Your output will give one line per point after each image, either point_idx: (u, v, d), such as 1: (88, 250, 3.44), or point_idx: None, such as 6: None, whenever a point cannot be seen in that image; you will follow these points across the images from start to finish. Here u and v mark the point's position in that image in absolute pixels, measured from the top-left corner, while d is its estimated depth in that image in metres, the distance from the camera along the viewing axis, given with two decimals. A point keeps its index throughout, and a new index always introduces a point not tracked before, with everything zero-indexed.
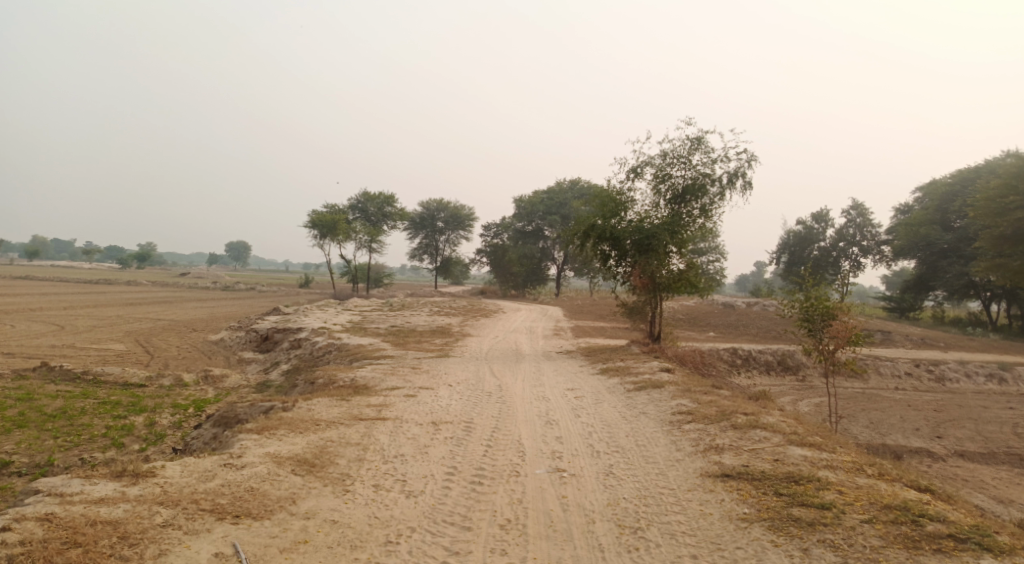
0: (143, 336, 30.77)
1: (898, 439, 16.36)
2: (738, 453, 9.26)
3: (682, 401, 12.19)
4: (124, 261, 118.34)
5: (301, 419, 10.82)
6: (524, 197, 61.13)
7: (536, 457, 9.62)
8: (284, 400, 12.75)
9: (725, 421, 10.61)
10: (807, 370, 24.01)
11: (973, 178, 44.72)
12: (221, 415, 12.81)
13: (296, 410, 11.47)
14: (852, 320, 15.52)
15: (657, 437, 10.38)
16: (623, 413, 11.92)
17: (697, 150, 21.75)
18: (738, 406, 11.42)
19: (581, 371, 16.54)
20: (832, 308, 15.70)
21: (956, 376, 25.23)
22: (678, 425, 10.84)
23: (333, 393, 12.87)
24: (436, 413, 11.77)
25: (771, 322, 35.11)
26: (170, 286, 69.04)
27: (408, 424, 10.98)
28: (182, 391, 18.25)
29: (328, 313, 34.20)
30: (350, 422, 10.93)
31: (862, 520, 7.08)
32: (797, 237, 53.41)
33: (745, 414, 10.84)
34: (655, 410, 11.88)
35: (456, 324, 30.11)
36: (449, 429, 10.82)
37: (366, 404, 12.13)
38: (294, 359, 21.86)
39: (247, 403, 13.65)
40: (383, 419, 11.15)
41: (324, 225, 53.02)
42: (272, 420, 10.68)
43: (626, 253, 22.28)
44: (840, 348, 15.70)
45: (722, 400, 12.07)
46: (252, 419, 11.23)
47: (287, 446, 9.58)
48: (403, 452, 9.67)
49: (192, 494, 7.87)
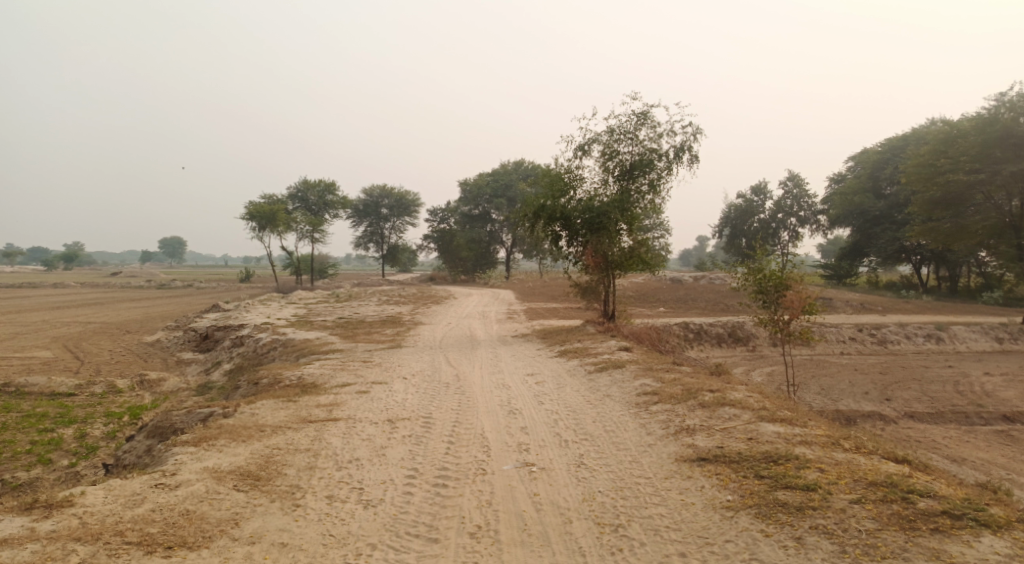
0: (72, 342, 29.07)
1: (850, 404, 16.62)
2: (710, 434, 9.06)
3: (645, 380, 11.98)
4: (50, 262, 112.63)
5: (242, 426, 10.13)
6: (469, 180, 60.39)
7: (502, 451, 9.22)
8: (225, 404, 11.99)
9: (693, 400, 10.41)
10: (757, 340, 24.30)
11: (902, 146, 46.18)
12: (157, 424, 11.95)
13: (237, 416, 10.75)
14: (805, 291, 15.59)
15: (625, 421, 10.13)
16: (588, 396, 11.63)
17: (643, 125, 21.59)
18: (703, 383, 11.26)
19: (538, 354, 16.20)
20: (786, 279, 15.73)
21: (897, 339, 26.00)
22: (645, 407, 10.61)
23: (278, 394, 12.15)
24: (391, 409, 11.23)
25: (719, 295, 35.61)
26: (101, 287, 65.85)
27: (362, 423, 10.41)
28: (117, 398, 17.17)
29: (271, 307, 32.98)
30: (299, 426, 10.29)
31: (851, 501, 6.93)
32: (738, 210, 54.32)
33: (712, 392, 10.69)
34: (618, 392, 11.63)
35: (406, 312, 29.45)
36: (407, 427, 10.31)
37: (315, 404, 11.49)
38: (237, 357, 20.89)
39: (185, 409, 12.79)
40: (335, 420, 10.56)
41: (263, 216, 51.17)
42: (210, 429, 9.95)
43: (576, 232, 22.00)
44: (795, 318, 15.76)
45: (685, 377, 11.91)
46: (189, 429, 10.47)
47: (227, 458, 8.91)
48: (358, 456, 9.12)
49: (116, 525, 7.15)
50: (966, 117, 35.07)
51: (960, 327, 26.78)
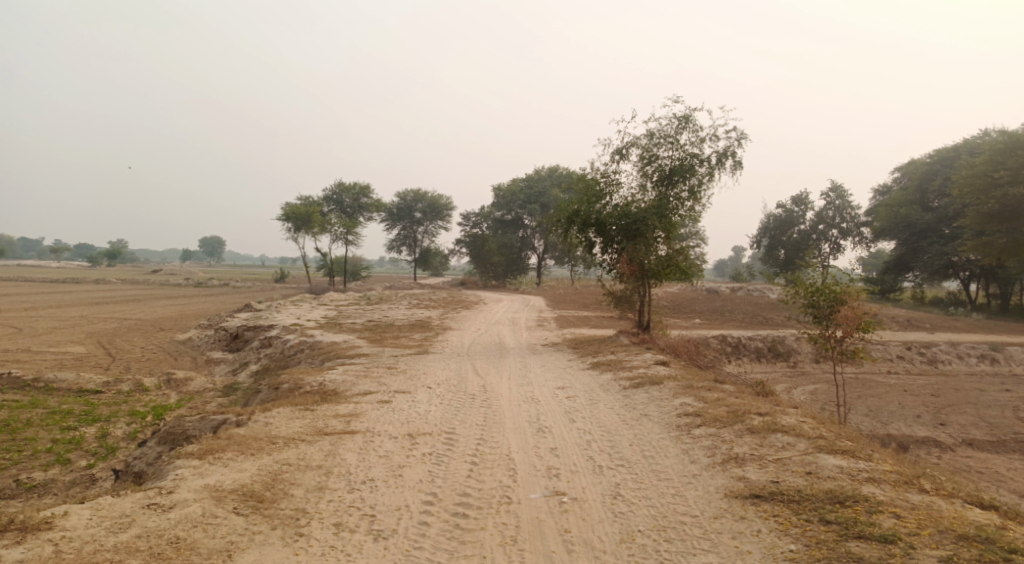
0: (106, 338, 29.27)
1: (902, 428, 15.60)
2: (763, 466, 8.32)
3: (686, 399, 11.25)
4: (96, 259, 115.68)
5: (252, 437, 9.70)
6: (503, 185, 60.01)
7: (530, 477, 8.61)
8: (240, 411, 11.58)
9: (740, 424, 9.66)
10: (799, 356, 23.28)
11: (952, 157, 44.42)
12: (170, 429, 11.59)
13: (250, 426, 10.32)
14: (862, 307, 14.64)
15: (665, 446, 9.44)
16: (623, 415, 10.93)
17: (684, 128, 20.88)
18: (750, 405, 10.51)
19: (570, 365, 15.54)
20: (840, 294, 14.80)
21: (948, 358, 24.72)
22: (687, 430, 9.89)
23: (296, 402, 11.72)
24: (413, 422, 10.70)
25: (757, 307, 34.51)
26: (138, 284, 66.91)
27: (380, 438, 9.90)
28: (142, 397, 17.00)
29: (302, 308, 32.86)
30: (313, 438, 9.82)
31: (938, 560, 6.15)
32: (777, 221, 52.85)
33: (761, 415, 9.93)
34: (657, 411, 10.92)
35: (436, 316, 29.05)
36: (428, 443, 9.76)
37: (333, 414, 11.01)
38: (263, 359, 20.65)
39: (200, 415, 12.43)
40: (352, 433, 10.06)
41: (299, 217, 51.38)
42: (218, 440, 9.52)
43: (612, 239, 21.30)
44: (849, 335, 14.82)
45: (729, 397, 11.15)
46: (199, 438, 10.06)
47: (231, 475, 8.47)
48: (374, 476, 8.60)
49: (95, 554, 6.72)
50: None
51: (1015, 348, 25.38)
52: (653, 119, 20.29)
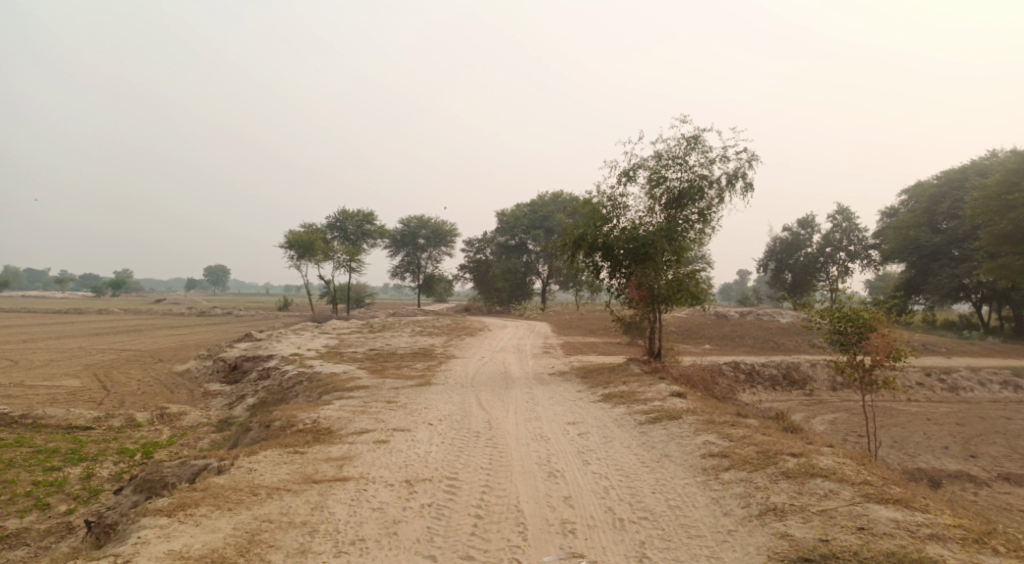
0: (102, 369, 28.57)
1: (931, 461, 14.76)
2: (807, 520, 7.58)
3: (709, 437, 10.50)
4: (100, 288, 115.81)
5: (230, 488, 8.98)
6: (507, 211, 59.73)
7: (541, 534, 7.85)
8: (223, 454, 10.85)
9: (773, 467, 8.93)
10: (815, 383, 22.45)
11: (960, 179, 43.72)
12: (147, 475, 10.84)
13: (232, 474, 9.58)
14: (891, 334, 13.91)
15: (691, 494, 8.69)
16: (641, 456, 10.19)
17: (693, 150, 20.42)
18: (780, 444, 9.77)
19: (580, 397, 14.81)
20: (868, 320, 14.07)
21: (970, 385, 23.83)
22: (714, 474, 9.15)
23: (286, 443, 11.02)
24: (412, 466, 9.97)
25: (768, 332, 33.67)
26: (140, 314, 66.32)
27: (375, 486, 9.17)
28: (133, 434, 16.27)
29: (304, 337, 32.15)
30: (300, 487, 9.11)
31: None
32: (784, 244, 52.14)
33: (795, 456, 9.19)
34: (678, 452, 10.19)
35: (439, 344, 28.33)
36: (428, 492, 9.02)
37: (324, 458, 10.29)
38: (261, 392, 19.93)
39: (184, 458, 11.71)
40: (344, 480, 9.34)
41: (301, 245, 50.95)
42: (194, 493, 8.79)
43: (619, 263, 20.68)
44: (879, 363, 14.08)
45: (756, 434, 10.41)
46: (174, 489, 9.32)
47: (202, 538, 7.74)
48: (368, 535, 7.86)
49: None
50: None
51: None
52: (660, 141, 19.83)
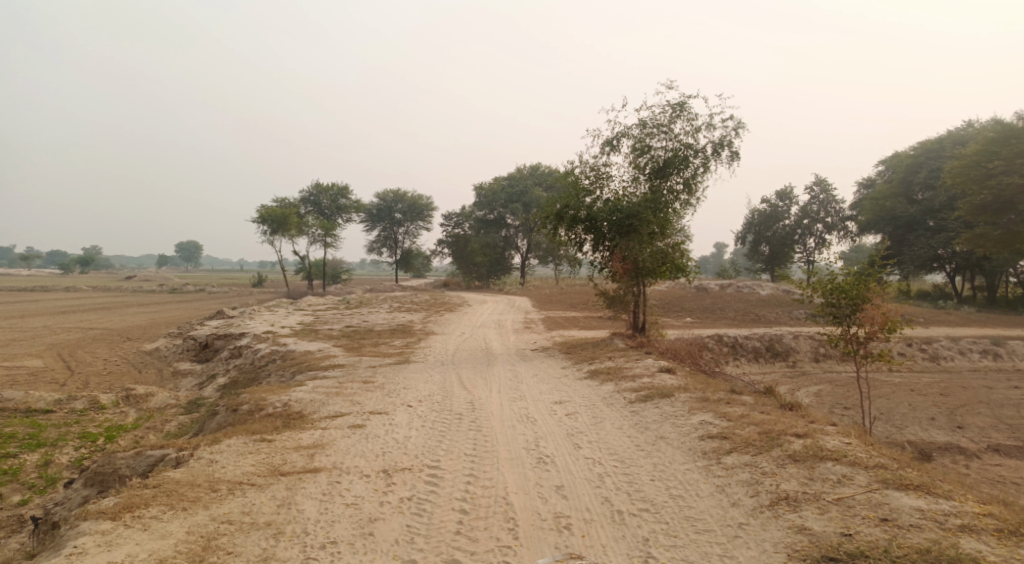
0: (67, 350, 27.52)
1: (920, 433, 14.57)
2: (823, 511, 7.21)
3: (705, 416, 10.10)
4: (68, 266, 113.16)
5: (186, 485, 8.37)
6: (484, 184, 58.85)
7: (533, 532, 7.38)
8: (182, 443, 10.19)
9: (779, 450, 8.55)
10: (798, 355, 22.25)
11: (937, 150, 43.64)
12: (101, 466, 10.16)
13: (191, 467, 8.95)
14: (886, 306, 13.59)
15: (694, 482, 8.28)
16: (636, 439, 9.75)
17: (678, 118, 19.99)
18: (784, 424, 9.39)
19: (565, 374, 14.34)
20: (863, 291, 13.70)
21: (951, 354, 23.84)
22: (716, 459, 8.74)
23: (252, 430, 10.40)
24: (390, 454, 9.41)
25: (748, 305, 33.50)
26: (109, 291, 64.61)
27: (349, 478, 8.62)
28: (96, 417, 15.52)
29: (277, 314, 31.30)
30: (266, 481, 8.52)
31: None
32: (762, 216, 51.92)
33: (801, 438, 8.81)
34: (675, 433, 9.77)
35: (418, 320, 27.68)
36: (407, 484, 8.49)
37: (293, 446, 9.70)
38: (233, 371, 19.22)
39: (142, 446, 11.03)
40: (314, 472, 8.78)
41: (275, 220, 49.66)
42: (144, 492, 8.15)
43: (602, 236, 20.19)
44: (874, 336, 13.76)
45: (755, 413, 10.03)
46: (125, 486, 8.67)
47: (151, 546, 7.13)
48: (342, 538, 7.32)
49: None
50: (1017, 118, 32.63)
51: (1016, 343, 24.63)
52: (645, 109, 19.36)
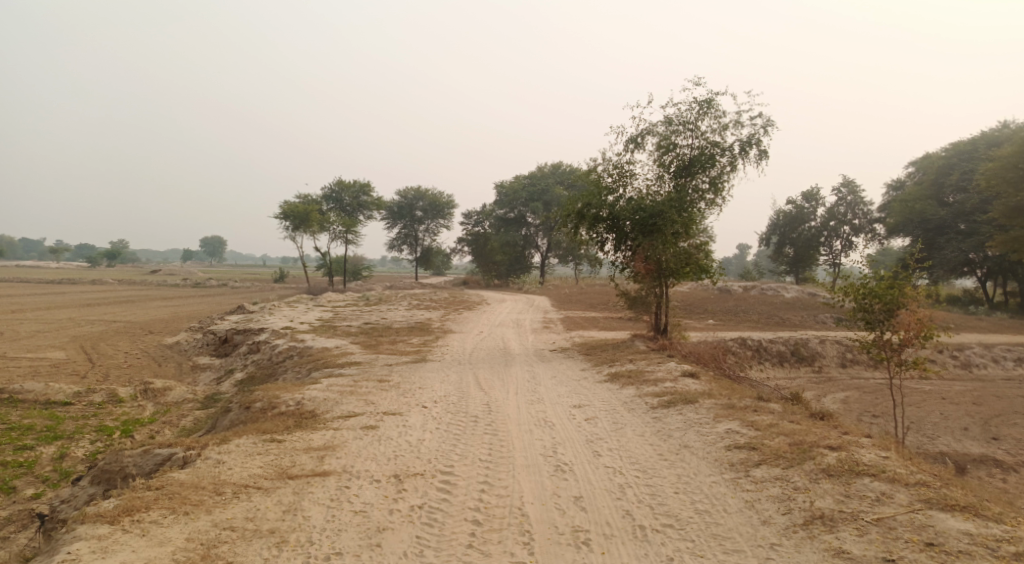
0: (89, 342, 27.72)
1: (953, 444, 14.05)
2: (861, 533, 6.86)
3: (732, 425, 9.76)
4: (95, 260, 114.96)
5: (189, 487, 8.22)
6: (505, 182, 58.58)
7: (549, 546, 7.12)
8: (191, 442, 10.06)
9: (811, 463, 8.21)
10: (824, 360, 21.70)
11: (970, 151, 42.54)
12: (108, 463, 10.05)
13: (198, 469, 8.79)
14: (922, 312, 13.08)
15: (720, 496, 7.95)
16: (658, 447, 9.44)
17: (704, 115, 19.63)
18: (816, 435, 9.01)
19: (584, 376, 14.04)
20: (897, 296, 13.20)
21: (983, 362, 23.12)
22: (744, 472, 8.40)
23: (263, 429, 10.25)
24: (402, 458, 9.19)
25: (772, 307, 32.87)
26: (133, 285, 65.31)
27: (359, 483, 8.42)
28: (114, 410, 15.51)
29: (296, 310, 31.34)
30: (273, 485, 8.34)
31: None
32: (787, 217, 51.00)
33: (835, 452, 8.44)
34: (699, 442, 9.44)
35: (436, 318, 27.50)
36: (418, 491, 8.26)
37: (303, 448, 9.53)
38: (250, 366, 19.16)
39: (152, 443, 10.92)
40: (323, 476, 8.58)
41: (297, 216, 49.83)
42: (147, 494, 7.99)
43: (625, 236, 19.84)
44: (908, 342, 13.26)
45: (785, 422, 9.67)
46: (129, 486, 8.53)
47: (149, 554, 6.97)
48: (351, 549, 7.11)
49: None
50: None
51: None
52: (671, 106, 19.02)
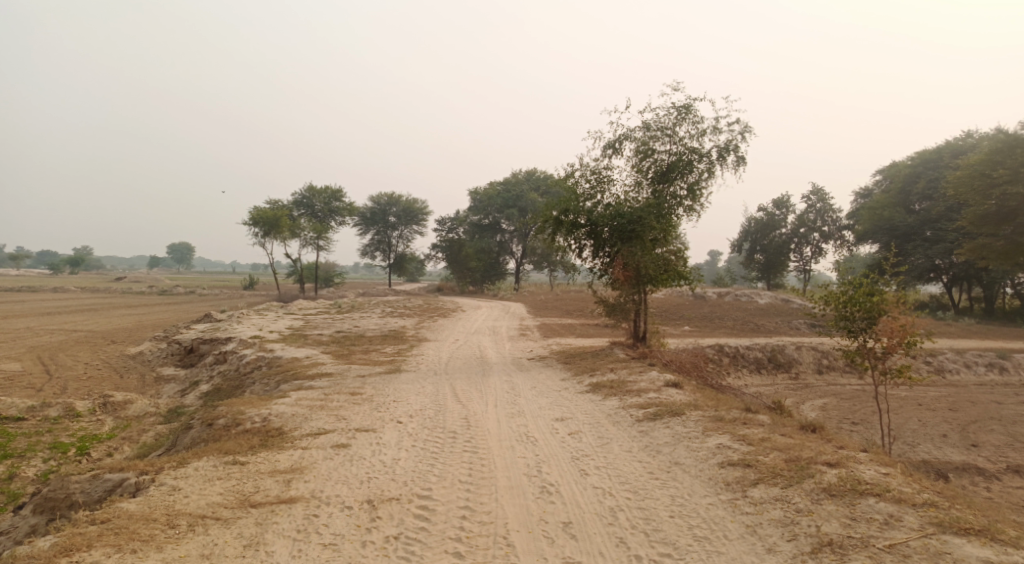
0: (47, 353, 26.61)
1: (934, 451, 13.96)
2: (874, 561, 6.58)
3: (724, 440, 9.50)
4: (57, 266, 111.80)
5: (139, 520, 7.65)
6: (480, 189, 58.20)
7: None
8: (144, 465, 9.46)
9: (812, 483, 7.98)
10: (801, 366, 21.61)
11: (936, 159, 43.27)
12: (52, 489, 9.41)
13: (152, 498, 8.23)
14: (903, 318, 12.95)
15: (719, 519, 7.64)
16: (648, 465, 9.14)
17: (682, 120, 19.52)
18: (813, 452, 8.77)
19: (565, 386, 13.71)
20: (878, 304, 13.07)
21: (956, 367, 23.28)
22: (742, 493, 8.11)
23: (226, 449, 9.72)
24: (377, 481, 8.72)
25: (747, 314, 32.91)
26: (97, 292, 63.49)
27: (329, 511, 7.94)
28: (70, 426, 14.72)
29: (266, 318, 30.53)
30: (234, 516, 7.82)
31: None
32: (758, 224, 51.28)
33: (836, 470, 8.21)
34: (691, 460, 9.15)
35: (410, 326, 26.96)
36: (395, 519, 7.81)
37: (268, 471, 9.02)
38: (217, 378, 18.46)
39: (104, 466, 10.30)
40: (289, 503, 8.10)
41: (267, 222, 48.81)
42: (91, 530, 7.40)
43: (603, 242, 19.58)
44: (892, 350, 13.10)
45: (777, 437, 9.46)
46: (74, 518, 7.94)
47: None
48: None
49: None
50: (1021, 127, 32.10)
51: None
52: (650, 111, 18.87)
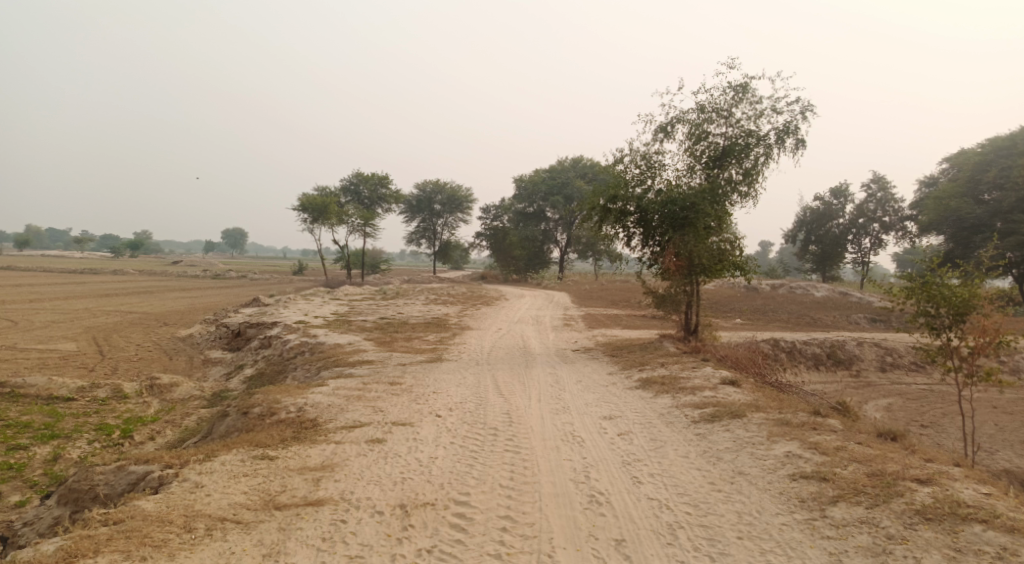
0: (102, 333, 27.20)
1: (1018, 461, 12.89)
2: None
3: (794, 448, 8.79)
4: (119, 249, 115.63)
5: (155, 522, 7.38)
6: (525, 176, 57.54)
7: None
8: (169, 457, 9.25)
9: (902, 504, 7.25)
10: (863, 364, 20.43)
11: (1008, 147, 40.66)
12: (77, 479, 9.29)
13: (175, 496, 7.98)
14: (996, 317, 11.89)
15: (794, 543, 6.99)
16: (708, 474, 8.50)
17: (739, 101, 18.56)
18: (899, 467, 8.01)
19: (613, 380, 13.08)
20: (967, 300, 12.02)
21: None
22: (820, 512, 7.42)
23: (256, 442, 9.45)
24: (412, 483, 8.28)
25: (802, 307, 31.50)
26: (155, 275, 65.20)
27: (360, 517, 7.55)
28: (118, 407, 14.79)
29: (312, 303, 30.62)
30: (256, 519, 7.49)
31: None
32: (814, 214, 49.24)
33: (930, 490, 7.45)
34: (757, 470, 8.45)
35: (454, 313, 26.64)
36: (430, 528, 7.36)
37: (297, 468, 8.69)
38: (261, 362, 18.42)
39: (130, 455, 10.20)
40: (315, 506, 7.74)
41: (315, 208, 49.20)
42: (108, 532, 7.17)
43: (653, 230, 18.77)
44: (981, 351, 12.05)
45: (855, 446, 8.70)
46: (92, 515, 7.75)
47: None
48: None
49: None
50: None
51: None
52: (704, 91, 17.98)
